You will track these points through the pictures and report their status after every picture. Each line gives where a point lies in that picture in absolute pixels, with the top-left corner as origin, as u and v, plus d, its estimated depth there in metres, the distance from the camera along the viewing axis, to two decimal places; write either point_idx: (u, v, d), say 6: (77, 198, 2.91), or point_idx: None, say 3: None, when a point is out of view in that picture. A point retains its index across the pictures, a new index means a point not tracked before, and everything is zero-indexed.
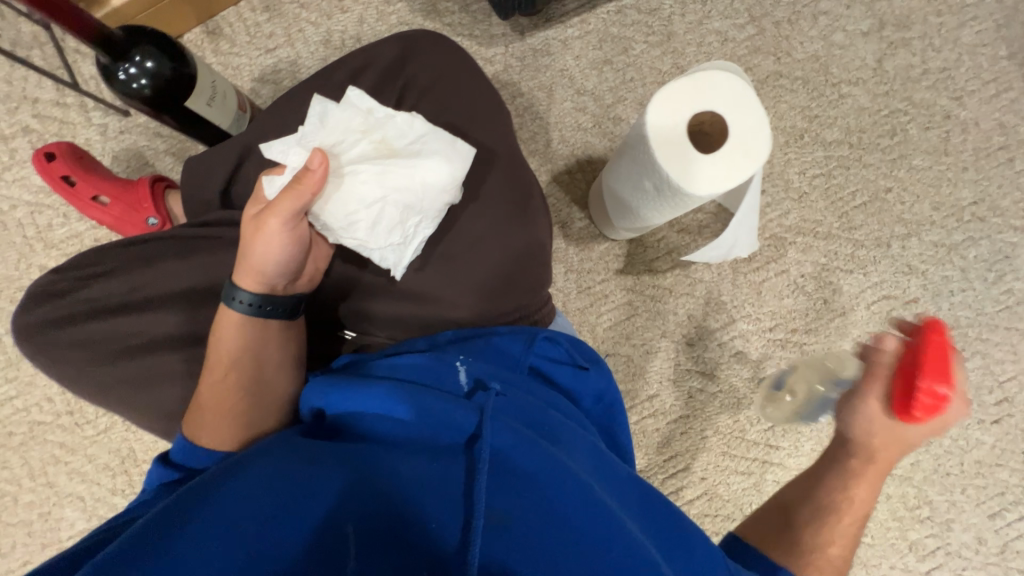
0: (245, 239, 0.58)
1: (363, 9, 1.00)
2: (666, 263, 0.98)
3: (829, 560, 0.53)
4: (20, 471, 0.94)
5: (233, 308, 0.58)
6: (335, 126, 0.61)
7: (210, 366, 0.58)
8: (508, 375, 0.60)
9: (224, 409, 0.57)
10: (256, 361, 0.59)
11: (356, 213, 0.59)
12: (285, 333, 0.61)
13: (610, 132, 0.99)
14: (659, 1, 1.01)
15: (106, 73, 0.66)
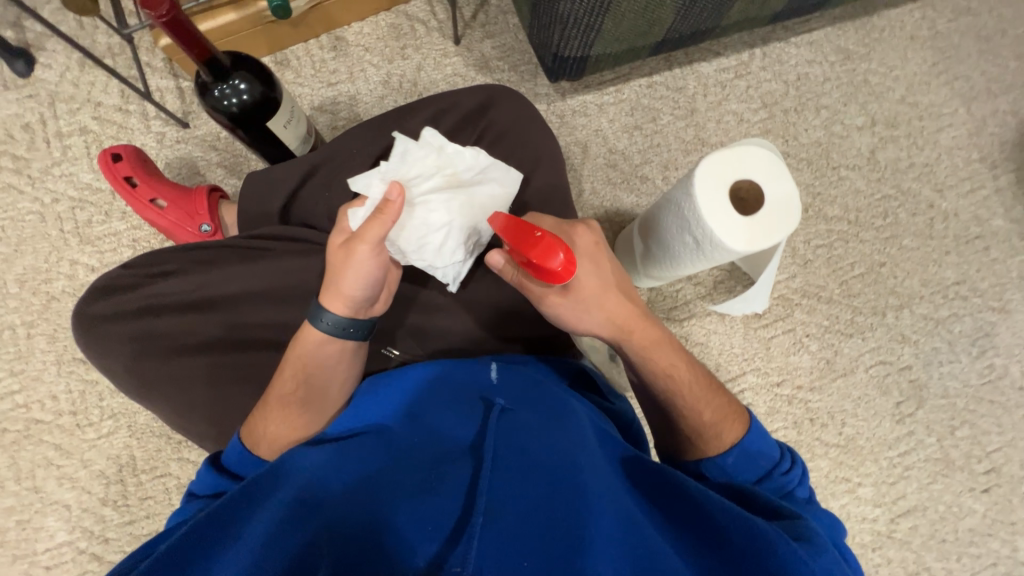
0: (334, 266, 0.59)
1: (422, 58, 1.10)
2: (683, 313, 1.04)
3: (714, 406, 0.60)
4: (6, 472, 0.89)
5: (316, 327, 0.59)
6: (414, 162, 0.67)
7: (282, 378, 0.59)
8: (530, 396, 0.59)
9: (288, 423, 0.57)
10: (326, 380, 0.60)
11: (429, 239, 0.63)
12: (356, 357, 0.63)
13: (637, 189, 1.08)
14: (685, 81, 1.14)
15: (201, 88, 0.71)
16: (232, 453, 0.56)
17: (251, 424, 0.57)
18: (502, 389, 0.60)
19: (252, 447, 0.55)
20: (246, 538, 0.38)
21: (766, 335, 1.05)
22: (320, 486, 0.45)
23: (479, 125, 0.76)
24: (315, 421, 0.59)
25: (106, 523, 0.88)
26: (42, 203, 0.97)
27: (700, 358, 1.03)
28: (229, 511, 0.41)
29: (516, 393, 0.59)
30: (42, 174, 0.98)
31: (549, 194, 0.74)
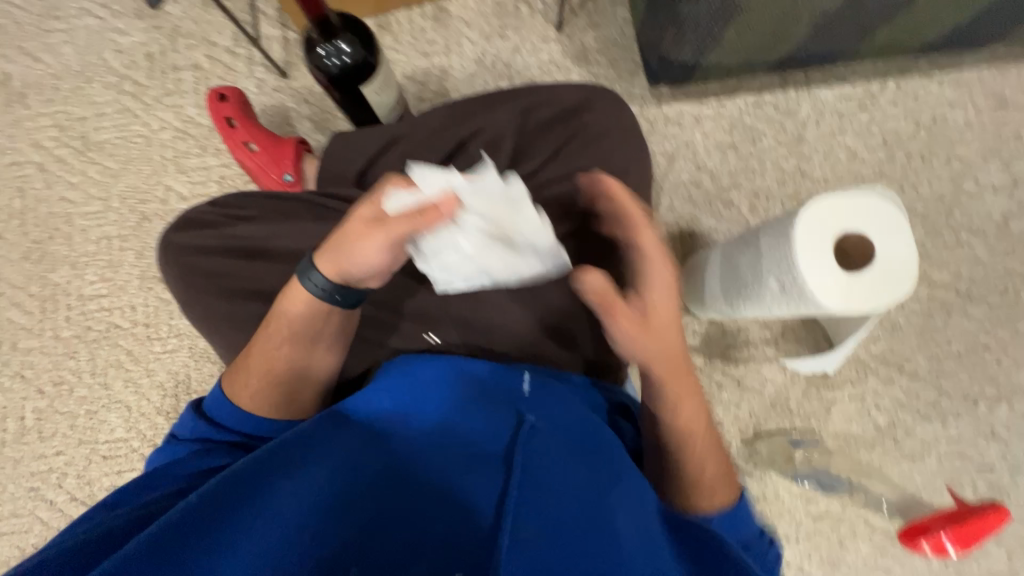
0: (346, 234, 0.54)
1: (520, 40, 1.06)
2: (742, 354, 0.97)
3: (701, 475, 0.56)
4: (84, 365, 0.99)
5: (302, 288, 0.58)
6: (482, 196, 0.51)
7: (267, 335, 0.60)
8: (554, 406, 0.56)
9: (271, 380, 0.59)
10: (311, 344, 0.60)
11: (445, 272, 0.55)
12: (344, 319, 0.61)
13: (719, 213, 1.01)
14: (798, 104, 1.04)
15: (308, 45, 0.73)
16: (214, 404, 0.59)
17: (233, 377, 0.60)
18: (520, 389, 0.57)
19: (233, 398, 0.58)
20: (270, 530, 0.40)
21: (829, 397, 0.95)
22: (337, 480, 0.45)
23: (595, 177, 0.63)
24: (299, 381, 0.61)
25: (157, 430, 0.97)
26: (150, 128, 1.05)
27: (750, 406, 0.96)
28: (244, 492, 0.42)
29: (540, 403, 0.55)
30: (155, 101, 1.06)
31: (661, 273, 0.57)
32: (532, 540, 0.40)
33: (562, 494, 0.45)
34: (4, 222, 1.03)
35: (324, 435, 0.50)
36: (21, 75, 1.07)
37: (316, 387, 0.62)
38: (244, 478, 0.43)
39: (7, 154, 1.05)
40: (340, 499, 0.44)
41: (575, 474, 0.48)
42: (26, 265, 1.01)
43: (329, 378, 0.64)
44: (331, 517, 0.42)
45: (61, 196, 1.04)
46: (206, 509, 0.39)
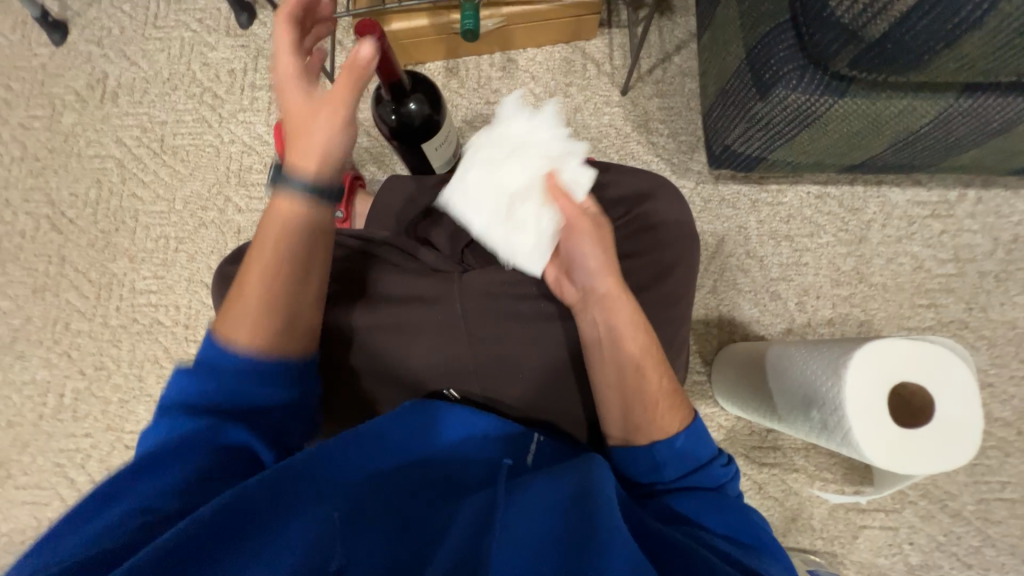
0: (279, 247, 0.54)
1: (583, 100, 1.06)
2: (768, 457, 0.92)
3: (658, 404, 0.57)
4: (124, 355, 1.04)
5: (287, 189, 0.53)
6: (530, 124, 0.69)
7: (261, 250, 0.54)
8: (529, 441, 0.58)
9: (267, 303, 0.53)
10: (304, 272, 0.55)
11: (499, 145, 0.69)
12: (321, 253, 0.56)
13: (763, 304, 0.97)
14: (865, 203, 0.99)
15: (377, 102, 0.75)
16: (202, 352, 0.52)
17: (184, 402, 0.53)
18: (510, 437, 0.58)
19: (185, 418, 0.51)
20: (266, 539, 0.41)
21: (857, 521, 0.89)
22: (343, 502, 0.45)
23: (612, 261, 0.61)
24: (297, 288, 0.54)
25: None
26: (221, 140, 1.11)
27: (769, 514, 0.90)
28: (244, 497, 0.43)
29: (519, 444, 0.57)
30: (229, 115, 1.12)
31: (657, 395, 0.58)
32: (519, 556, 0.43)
33: (546, 515, 0.47)
34: (78, 209, 1.10)
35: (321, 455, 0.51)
36: (117, 75, 1.16)
37: (299, 343, 0.54)
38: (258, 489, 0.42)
39: (92, 147, 1.13)
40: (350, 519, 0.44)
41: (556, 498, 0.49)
42: (91, 252, 1.08)
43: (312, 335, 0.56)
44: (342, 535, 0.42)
45: (132, 192, 1.11)
46: (227, 524, 0.39)
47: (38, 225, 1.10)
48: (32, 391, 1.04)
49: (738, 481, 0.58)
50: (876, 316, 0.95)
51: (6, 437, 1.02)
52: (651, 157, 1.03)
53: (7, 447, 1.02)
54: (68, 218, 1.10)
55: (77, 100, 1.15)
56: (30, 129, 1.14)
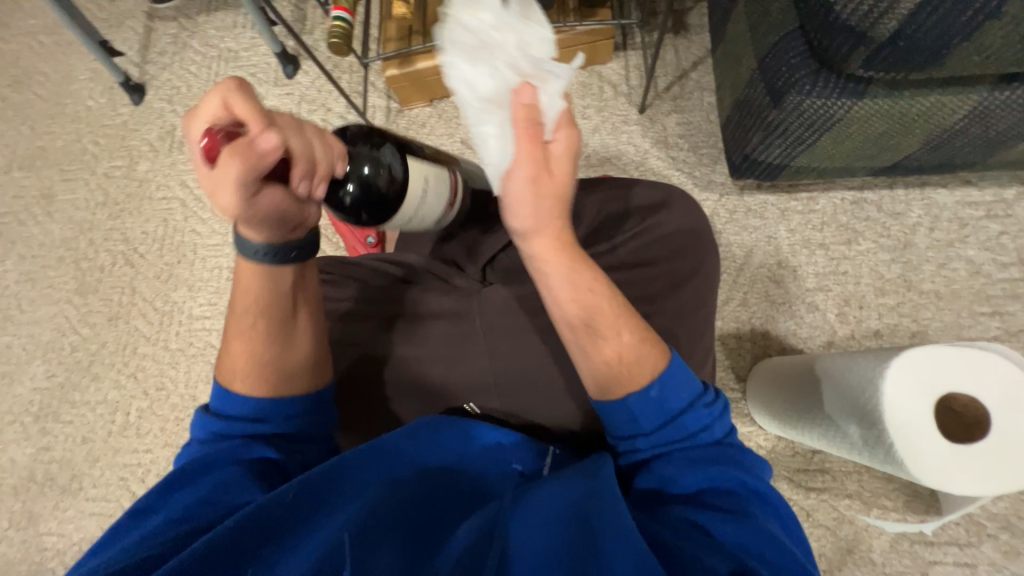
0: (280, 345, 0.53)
1: (601, 120, 1.09)
2: (814, 481, 0.85)
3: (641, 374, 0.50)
4: (181, 376, 1.14)
5: (248, 257, 0.50)
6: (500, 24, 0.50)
7: (237, 319, 0.53)
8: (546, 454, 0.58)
9: (259, 359, 0.53)
10: (287, 317, 0.54)
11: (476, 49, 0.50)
12: (308, 288, 0.55)
13: (799, 315, 0.92)
14: (907, 206, 0.93)
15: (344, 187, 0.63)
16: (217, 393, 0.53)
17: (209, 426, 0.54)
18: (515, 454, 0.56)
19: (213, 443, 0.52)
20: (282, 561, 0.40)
21: (925, 556, 0.80)
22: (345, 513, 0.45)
23: (560, 217, 0.49)
24: (282, 351, 0.53)
25: None
26: None
27: (820, 544, 0.83)
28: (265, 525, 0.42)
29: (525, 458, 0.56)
30: None
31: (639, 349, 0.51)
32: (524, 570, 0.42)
33: (548, 518, 0.45)
34: (148, 245, 1.24)
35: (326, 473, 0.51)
36: (183, 127, 1.31)
37: (312, 375, 0.56)
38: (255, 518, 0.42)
39: (161, 190, 1.28)
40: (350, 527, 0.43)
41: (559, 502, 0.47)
42: (157, 283, 1.21)
43: (322, 356, 0.56)
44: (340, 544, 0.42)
45: (192, 228, 1.23)
46: (230, 556, 0.39)
47: (115, 260, 1.24)
48: (104, 409, 1.14)
49: (730, 416, 0.52)
50: (930, 327, 0.88)
51: (80, 451, 1.12)
52: (671, 172, 1.03)
53: (81, 460, 1.12)
54: (139, 253, 1.24)
55: (150, 150, 1.31)
56: (112, 177, 1.31)
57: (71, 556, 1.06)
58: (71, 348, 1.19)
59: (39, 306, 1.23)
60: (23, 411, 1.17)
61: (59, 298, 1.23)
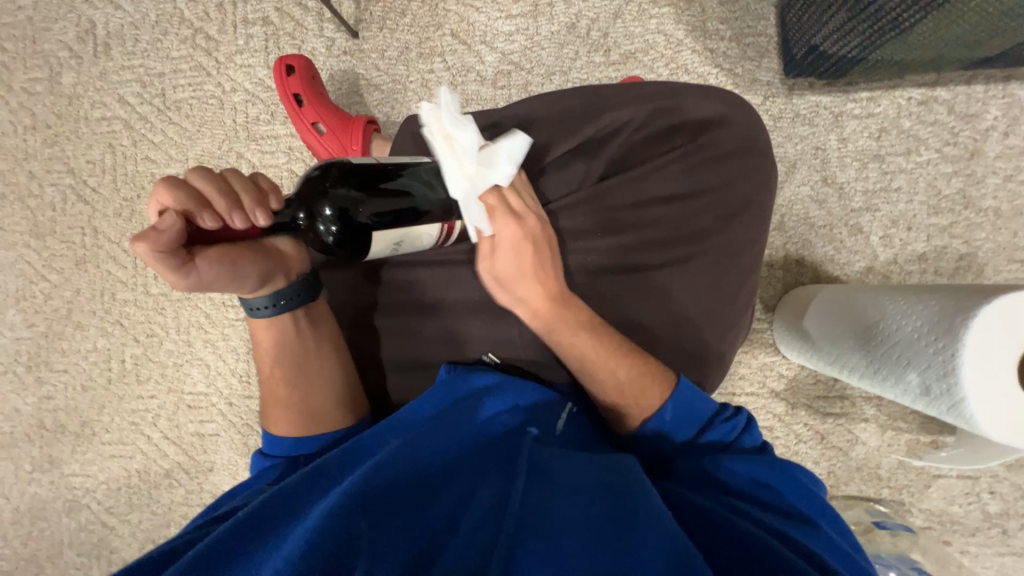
0: (311, 376, 0.59)
1: (625, 2, 0.88)
2: (832, 407, 0.85)
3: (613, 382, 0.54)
4: (170, 322, 1.07)
5: (257, 317, 0.56)
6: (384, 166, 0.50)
7: (264, 376, 0.59)
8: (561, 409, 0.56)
9: (289, 402, 0.58)
10: (303, 360, 0.58)
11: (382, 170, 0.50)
12: (317, 327, 0.60)
13: (840, 240, 0.84)
14: (983, 106, 0.80)
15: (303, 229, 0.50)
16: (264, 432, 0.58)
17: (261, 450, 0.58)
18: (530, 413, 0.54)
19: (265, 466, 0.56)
20: (287, 543, 0.39)
21: (930, 470, 0.83)
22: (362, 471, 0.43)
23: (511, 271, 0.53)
24: (312, 388, 0.58)
25: (232, 390, 1.05)
26: (222, 89, 1.03)
27: (831, 464, 0.85)
28: (279, 514, 0.43)
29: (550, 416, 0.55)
30: (227, 59, 1.02)
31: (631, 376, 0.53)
32: (542, 524, 0.40)
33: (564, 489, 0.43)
34: (98, 177, 1.08)
35: (345, 460, 0.49)
36: (105, 23, 1.06)
37: (340, 407, 0.59)
38: (273, 502, 0.44)
39: (97, 108, 1.07)
40: (364, 491, 0.41)
41: (586, 473, 0.46)
42: (120, 221, 1.07)
43: (344, 386, 0.60)
44: (349, 508, 0.39)
45: (145, 155, 1.06)
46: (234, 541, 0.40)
47: (65, 196, 1.09)
48: (96, 357, 1.09)
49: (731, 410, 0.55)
50: (981, 248, 0.80)
51: (84, 399, 1.10)
52: (707, 69, 0.86)
53: (87, 408, 1.10)
54: (91, 187, 1.08)
55: (71, 56, 1.08)
56: (34, 94, 1.09)
57: (100, 495, 1.09)
58: (44, 296, 1.10)
59: None
60: (11, 361, 1.12)
61: (15, 241, 1.11)
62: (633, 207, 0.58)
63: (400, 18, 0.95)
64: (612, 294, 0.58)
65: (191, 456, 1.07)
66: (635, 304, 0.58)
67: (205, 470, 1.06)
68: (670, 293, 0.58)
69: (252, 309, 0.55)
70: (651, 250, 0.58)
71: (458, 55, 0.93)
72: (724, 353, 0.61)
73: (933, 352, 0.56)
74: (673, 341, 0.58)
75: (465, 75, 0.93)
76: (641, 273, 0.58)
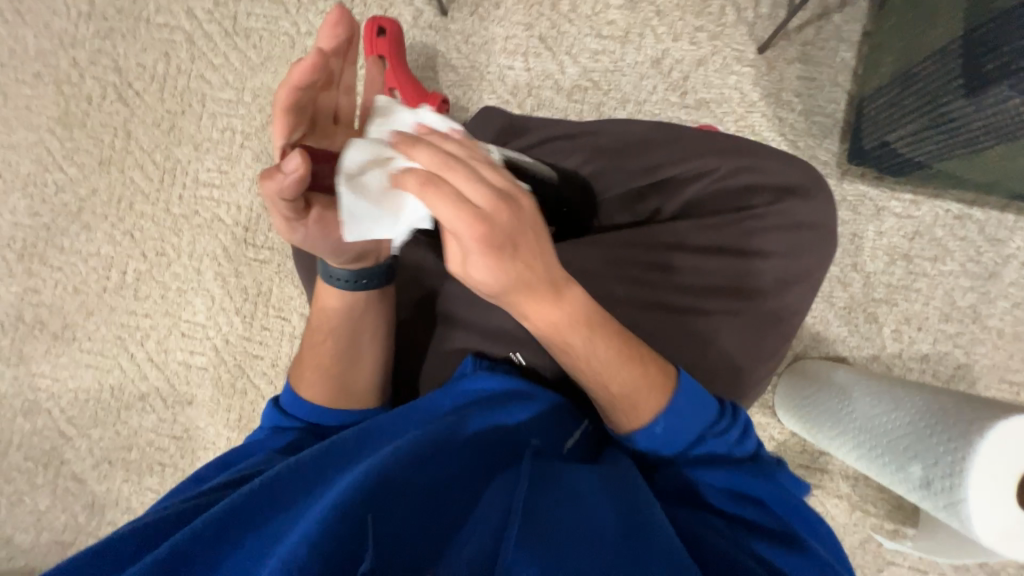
0: (355, 354, 0.58)
1: (711, 52, 0.91)
2: (812, 477, 0.89)
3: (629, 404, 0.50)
4: (184, 245, 1.04)
5: (332, 287, 0.56)
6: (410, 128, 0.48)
7: (311, 338, 0.59)
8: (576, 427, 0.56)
9: (324, 373, 0.58)
10: (353, 336, 0.58)
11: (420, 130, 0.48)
12: (380, 310, 0.59)
13: (855, 323, 0.88)
14: (1009, 234, 0.85)
15: None
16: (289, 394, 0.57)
17: (280, 408, 0.57)
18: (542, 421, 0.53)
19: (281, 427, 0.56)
20: (292, 534, 0.38)
21: (886, 555, 0.87)
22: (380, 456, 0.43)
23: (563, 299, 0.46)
24: (351, 365, 0.58)
25: (231, 328, 1.03)
26: (297, 30, 1.01)
27: None
28: (279, 493, 0.42)
29: (562, 427, 0.54)
30: (309, 1, 1.01)
31: (638, 383, 0.49)
32: (550, 532, 0.38)
33: (573, 502, 0.42)
34: (145, 82, 1.04)
35: (354, 445, 0.47)
36: None
37: (370, 393, 0.60)
38: (289, 471, 0.43)
39: (162, 14, 1.04)
40: (374, 479, 0.40)
41: (598, 492, 0.45)
42: (156, 132, 1.04)
43: (381, 373, 0.60)
44: (358, 499, 0.38)
45: (200, 73, 1.03)
46: (234, 519, 0.39)
47: (105, 92, 1.05)
48: (96, 263, 1.05)
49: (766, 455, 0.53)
50: (978, 362, 0.86)
51: (72, 302, 1.06)
52: (772, 136, 0.90)
53: (73, 311, 1.05)
54: (135, 91, 1.05)
55: None
56: None
57: (65, 402, 1.05)
58: (56, 187, 1.06)
59: (15, 128, 1.06)
60: (4, 245, 1.07)
61: (39, 124, 1.06)
62: (698, 249, 0.61)
63: (492, 9, 0.96)
64: (658, 325, 0.60)
65: (171, 385, 1.04)
66: (678, 340, 0.59)
67: (183, 402, 1.04)
68: (714, 340, 0.59)
69: (330, 276, 0.56)
70: (705, 295, 0.60)
71: (541, 59, 0.95)
72: (744, 406, 0.63)
73: (943, 453, 0.59)
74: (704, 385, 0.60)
75: (543, 80, 0.94)
76: (690, 312, 0.60)
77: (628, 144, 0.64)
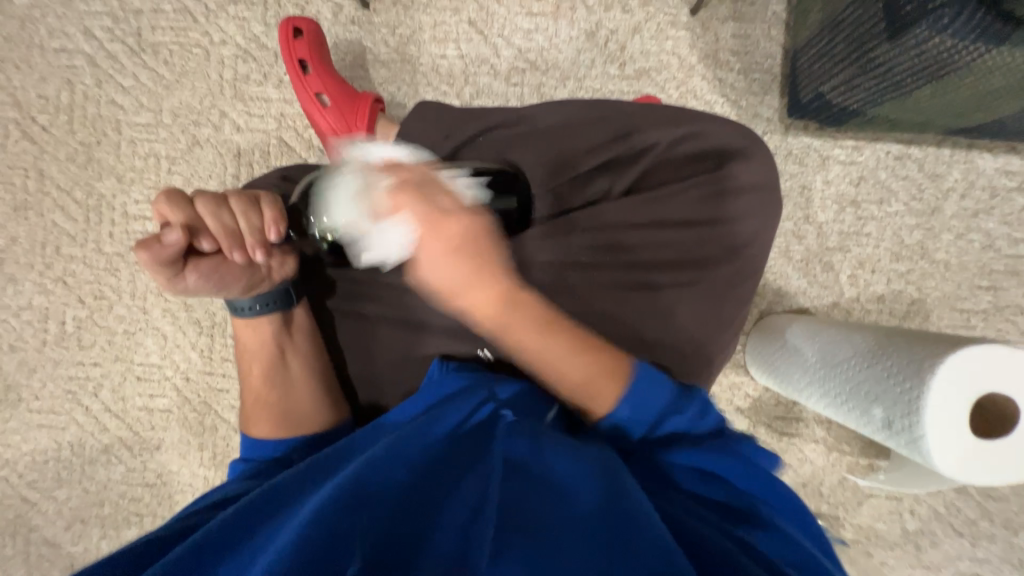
0: (290, 379, 0.59)
1: (644, 18, 0.89)
2: (788, 427, 0.92)
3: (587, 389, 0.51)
4: (124, 285, 0.98)
5: (243, 321, 0.59)
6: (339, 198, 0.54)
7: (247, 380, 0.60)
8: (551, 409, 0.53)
9: (267, 405, 0.57)
10: (282, 360, 0.59)
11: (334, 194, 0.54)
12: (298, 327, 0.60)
13: (813, 274, 0.90)
14: (947, 168, 0.88)
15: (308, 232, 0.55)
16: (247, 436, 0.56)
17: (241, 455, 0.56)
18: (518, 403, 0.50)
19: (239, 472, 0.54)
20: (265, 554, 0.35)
21: (864, 490, 0.91)
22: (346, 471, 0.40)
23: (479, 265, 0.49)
24: (288, 390, 0.58)
25: (190, 365, 0.98)
26: (209, 40, 0.95)
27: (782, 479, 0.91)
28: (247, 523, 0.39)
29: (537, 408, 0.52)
30: (218, 8, 0.94)
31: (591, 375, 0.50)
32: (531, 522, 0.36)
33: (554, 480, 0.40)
34: (50, 114, 0.96)
35: (326, 463, 0.44)
36: None
37: (319, 411, 0.58)
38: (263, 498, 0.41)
39: (56, 37, 0.95)
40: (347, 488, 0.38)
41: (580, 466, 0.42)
42: (72, 167, 0.96)
43: (320, 386, 0.59)
44: (330, 509, 0.36)
45: (110, 98, 0.96)
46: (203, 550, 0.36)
47: (6, 131, 0.96)
48: (30, 316, 0.98)
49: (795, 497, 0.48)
50: (930, 295, 0.89)
51: (10, 361, 0.98)
52: (715, 98, 0.89)
53: (13, 370, 0.98)
54: (40, 125, 0.96)
55: None
56: None
57: (22, 467, 0.99)
58: None
59: None
60: None
61: None
62: (649, 224, 0.60)
63: None
64: (619, 307, 0.59)
65: (135, 432, 0.99)
66: (640, 319, 0.59)
67: (151, 448, 0.99)
68: (674, 313, 0.59)
69: (236, 308, 0.58)
70: (662, 269, 0.60)
71: (473, 45, 0.91)
72: (712, 374, 0.64)
73: (903, 392, 0.61)
74: (671, 360, 0.59)
75: (479, 66, 0.91)
76: (648, 289, 0.59)
77: (567, 126, 0.62)
